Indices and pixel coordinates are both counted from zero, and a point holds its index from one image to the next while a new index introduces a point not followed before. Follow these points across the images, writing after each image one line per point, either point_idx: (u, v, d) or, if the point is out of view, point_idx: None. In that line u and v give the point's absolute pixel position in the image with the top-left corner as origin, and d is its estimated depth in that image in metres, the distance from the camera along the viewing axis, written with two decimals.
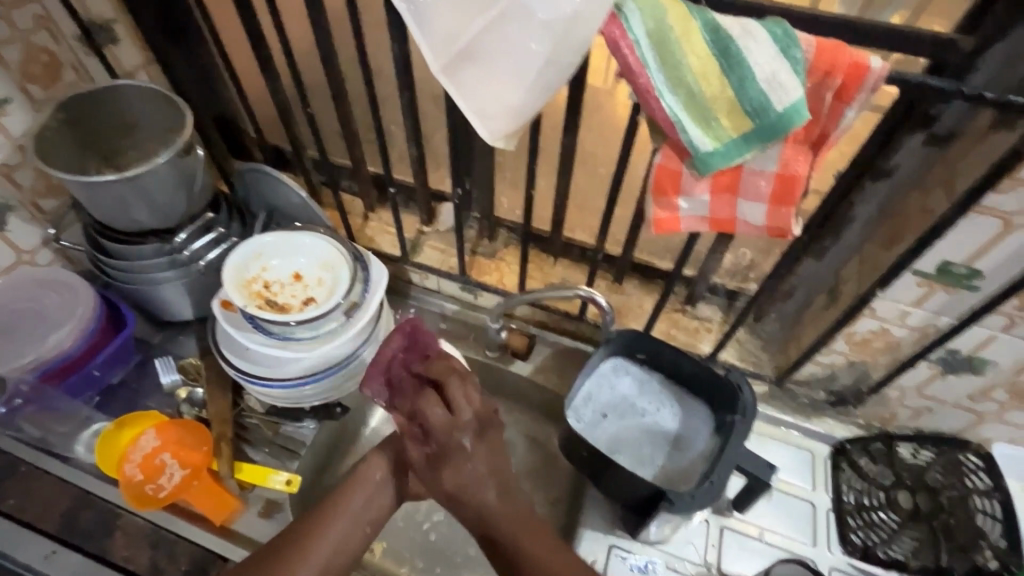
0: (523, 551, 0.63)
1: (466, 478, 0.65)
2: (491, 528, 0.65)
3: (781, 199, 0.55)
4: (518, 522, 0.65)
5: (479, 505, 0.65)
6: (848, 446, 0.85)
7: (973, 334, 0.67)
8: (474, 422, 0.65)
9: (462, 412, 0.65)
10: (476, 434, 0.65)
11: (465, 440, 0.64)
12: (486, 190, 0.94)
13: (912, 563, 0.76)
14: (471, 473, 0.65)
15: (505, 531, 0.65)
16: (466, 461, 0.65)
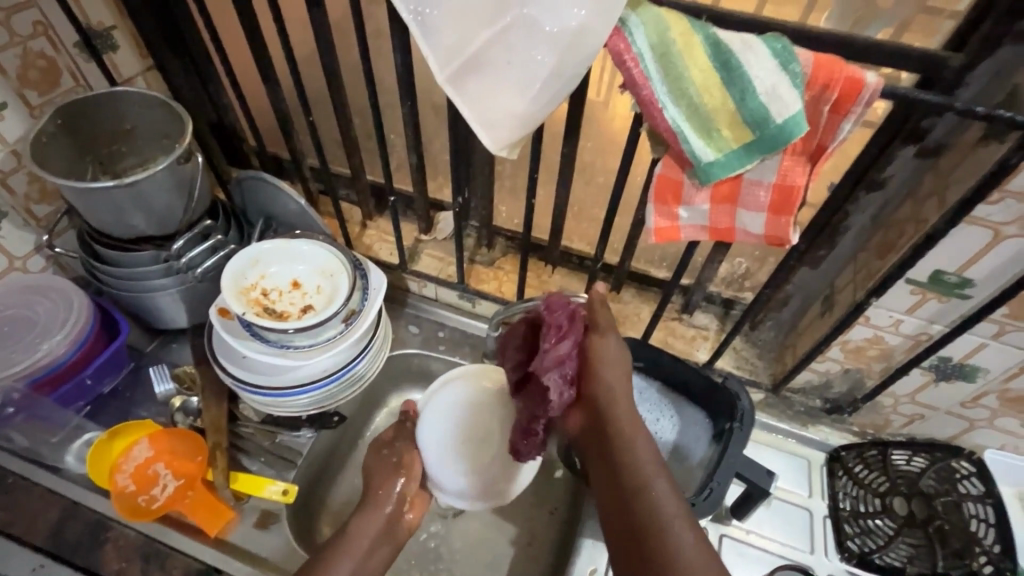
0: (642, 458, 0.61)
1: (625, 440, 0.63)
2: (625, 474, 0.61)
3: (779, 209, 0.56)
4: (644, 451, 0.62)
5: (618, 453, 0.63)
6: (842, 453, 0.86)
7: (965, 342, 0.68)
8: (621, 377, 0.68)
9: (606, 368, 0.68)
10: (618, 374, 0.68)
11: (619, 388, 0.67)
12: (486, 199, 0.95)
13: (909, 569, 0.76)
14: (609, 395, 0.67)
15: (640, 472, 0.60)
16: (613, 407, 0.66)
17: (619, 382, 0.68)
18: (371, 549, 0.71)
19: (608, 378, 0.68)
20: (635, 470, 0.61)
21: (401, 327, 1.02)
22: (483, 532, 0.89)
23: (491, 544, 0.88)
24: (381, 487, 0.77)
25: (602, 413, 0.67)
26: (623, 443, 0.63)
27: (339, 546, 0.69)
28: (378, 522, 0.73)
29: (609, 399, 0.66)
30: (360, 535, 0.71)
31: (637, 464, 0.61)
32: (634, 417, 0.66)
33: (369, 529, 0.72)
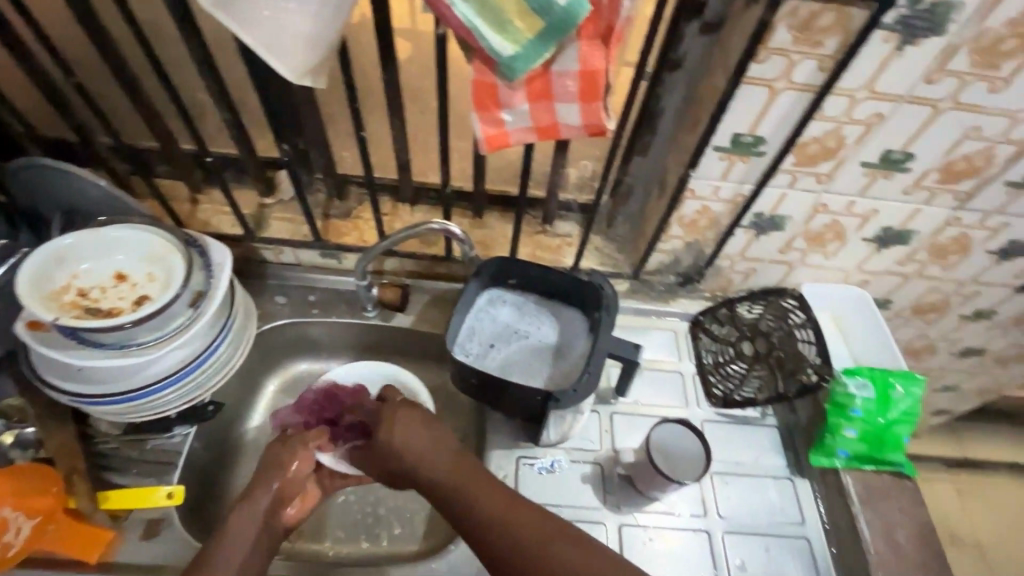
0: (457, 487, 0.66)
1: (469, 490, 0.65)
2: (456, 510, 0.64)
3: (588, 96, 0.59)
4: (473, 474, 0.67)
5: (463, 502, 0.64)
6: (701, 318, 0.98)
7: (770, 194, 0.78)
8: (416, 422, 0.72)
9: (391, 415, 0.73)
10: (408, 427, 0.72)
11: (401, 443, 0.71)
12: (323, 147, 0.90)
13: (760, 396, 0.88)
14: (410, 461, 0.69)
15: (483, 513, 0.63)
16: (408, 458, 0.70)
17: (413, 439, 0.70)
18: (255, 547, 0.67)
19: (397, 439, 0.71)
20: (466, 504, 0.64)
21: (267, 300, 0.96)
22: None
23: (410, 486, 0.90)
24: (265, 480, 0.73)
25: (438, 488, 0.67)
26: (454, 476, 0.67)
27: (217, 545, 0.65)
28: (261, 513, 0.70)
29: (406, 458, 0.69)
30: (237, 532, 0.67)
31: (469, 490, 0.65)
32: (446, 456, 0.68)
33: (250, 525, 0.68)
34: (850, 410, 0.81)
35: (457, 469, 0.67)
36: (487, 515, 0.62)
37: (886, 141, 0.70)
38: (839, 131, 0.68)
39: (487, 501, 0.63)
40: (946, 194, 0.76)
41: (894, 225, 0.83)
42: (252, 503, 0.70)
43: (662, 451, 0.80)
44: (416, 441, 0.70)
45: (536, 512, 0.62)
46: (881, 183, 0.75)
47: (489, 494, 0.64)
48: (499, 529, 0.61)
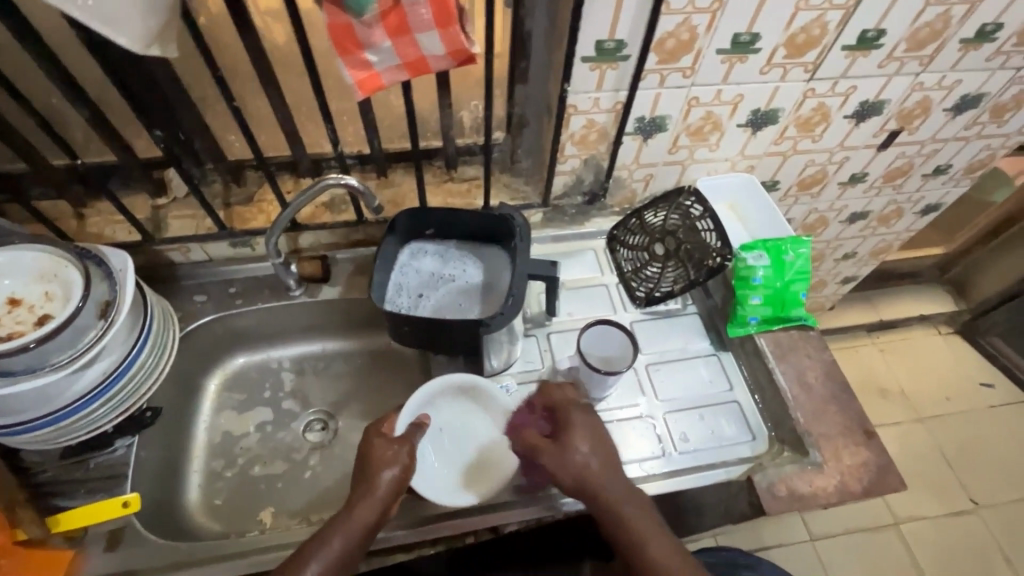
0: (624, 508, 0.71)
1: (630, 519, 0.71)
2: (620, 532, 0.71)
3: (443, 22, 0.61)
4: (640, 504, 0.72)
5: (624, 530, 0.70)
6: (615, 232, 1.04)
7: (645, 96, 0.83)
8: (597, 439, 0.75)
9: (575, 423, 0.75)
10: (602, 441, 0.75)
11: (590, 462, 0.72)
12: (206, 134, 0.87)
13: (676, 288, 0.96)
14: (601, 472, 0.72)
15: (637, 540, 0.70)
16: (605, 472, 0.72)
17: (603, 453, 0.74)
18: (359, 539, 0.69)
19: (593, 451, 0.73)
20: (625, 529, 0.70)
21: (186, 301, 0.93)
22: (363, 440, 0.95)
23: None
24: (380, 470, 0.72)
25: (598, 516, 0.72)
26: (616, 501, 0.71)
27: (326, 534, 0.69)
28: (377, 508, 0.70)
29: (591, 473, 0.71)
30: (353, 523, 0.69)
31: (642, 539, 0.70)
32: (620, 484, 0.72)
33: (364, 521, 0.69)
34: (752, 280, 0.89)
35: (622, 487, 0.72)
36: (646, 556, 0.69)
37: (733, 26, 0.75)
38: (689, 22, 0.74)
39: (663, 549, 0.70)
40: (797, 67, 0.84)
41: (760, 107, 0.90)
42: (368, 506, 0.70)
43: (604, 359, 0.86)
44: (593, 455, 0.73)
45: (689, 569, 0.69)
46: (739, 68, 0.82)
47: (648, 526, 0.71)
48: (648, 558, 0.69)
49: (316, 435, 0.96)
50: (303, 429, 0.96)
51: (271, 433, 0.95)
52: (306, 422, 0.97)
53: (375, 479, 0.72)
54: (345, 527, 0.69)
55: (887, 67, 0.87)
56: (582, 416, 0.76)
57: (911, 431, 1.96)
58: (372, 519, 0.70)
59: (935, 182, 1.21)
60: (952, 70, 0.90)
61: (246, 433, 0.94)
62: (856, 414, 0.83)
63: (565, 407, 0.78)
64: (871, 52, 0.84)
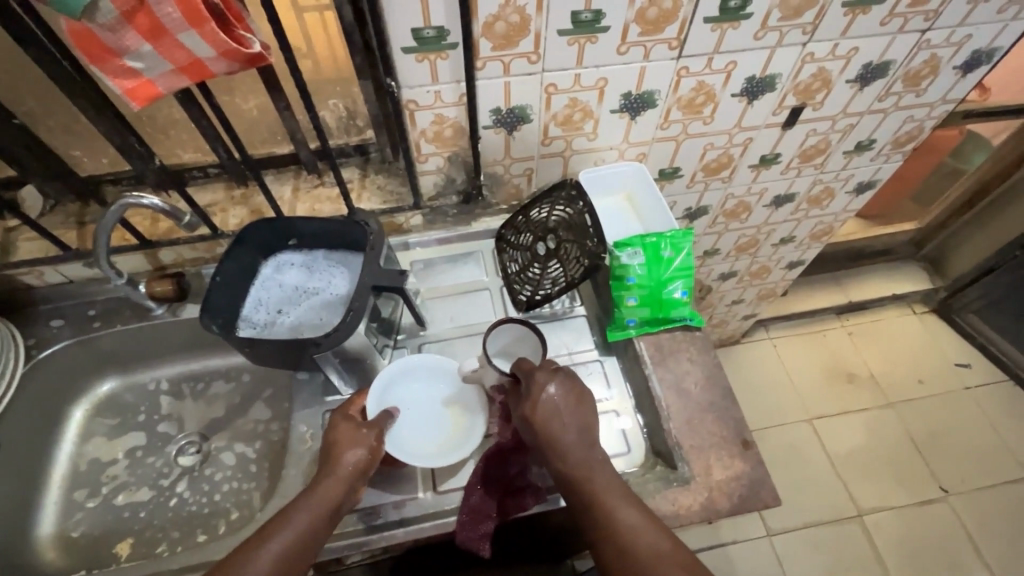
0: (592, 474, 0.67)
1: (600, 489, 0.66)
2: (586, 502, 0.66)
3: (198, 20, 0.55)
4: (604, 475, 0.67)
5: (592, 498, 0.66)
6: (501, 231, 0.98)
7: (493, 87, 0.76)
8: (566, 404, 0.70)
9: (547, 389, 0.70)
10: (564, 408, 0.70)
11: (558, 424, 0.69)
12: (38, 151, 0.83)
13: (554, 290, 0.89)
14: (558, 440, 0.68)
15: (604, 511, 0.65)
16: (564, 444, 0.68)
17: (565, 422, 0.69)
18: (324, 520, 0.66)
19: (556, 415, 0.69)
20: (593, 497, 0.65)
21: (42, 326, 0.90)
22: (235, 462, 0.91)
23: (246, 470, 0.91)
24: (347, 448, 0.71)
25: (568, 483, 0.67)
26: (584, 471, 0.67)
27: (288, 513, 0.66)
28: (341, 490, 0.68)
29: (553, 438, 0.68)
30: (318, 501, 0.67)
31: (612, 507, 0.65)
32: (588, 455, 0.68)
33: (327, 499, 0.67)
34: (627, 280, 0.82)
35: (591, 457, 0.68)
36: (615, 529, 0.63)
37: (568, 4, 0.68)
38: (513, 2, 0.66)
39: (632, 519, 0.64)
40: (659, 45, 0.76)
41: (632, 90, 0.82)
42: (331, 487, 0.68)
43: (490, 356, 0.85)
44: (566, 421, 0.69)
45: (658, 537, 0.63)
46: (592, 50, 0.75)
47: (615, 494, 0.66)
48: (616, 528, 0.63)
49: (189, 458, 0.92)
50: (177, 453, 0.93)
51: (141, 458, 0.91)
52: (179, 445, 0.93)
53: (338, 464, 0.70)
54: (307, 508, 0.66)
55: (765, 39, 0.79)
56: (550, 377, 0.71)
57: (882, 418, 1.88)
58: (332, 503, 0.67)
59: (862, 159, 1.12)
60: (844, 37, 0.82)
61: (114, 459, 0.91)
62: (734, 422, 0.77)
63: (527, 370, 0.72)
64: (741, 23, 0.76)
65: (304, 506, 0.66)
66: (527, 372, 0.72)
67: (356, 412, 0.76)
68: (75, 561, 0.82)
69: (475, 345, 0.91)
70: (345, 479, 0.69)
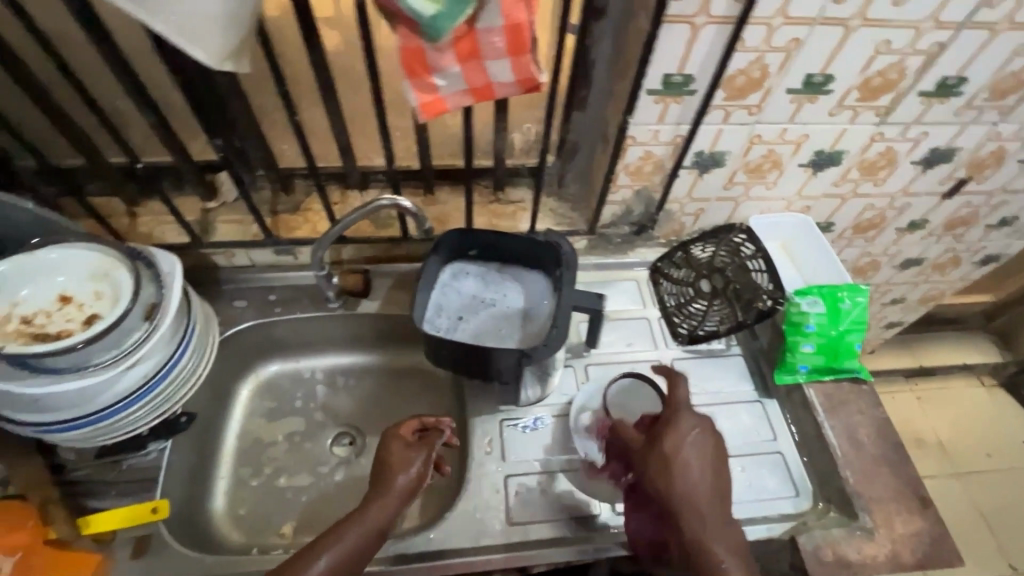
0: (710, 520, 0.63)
1: (717, 548, 0.62)
2: (699, 556, 0.62)
3: (516, 49, 0.59)
4: (727, 534, 0.63)
5: (705, 554, 0.62)
6: (660, 263, 1.00)
7: (707, 132, 0.81)
8: (706, 454, 0.66)
9: (691, 432, 0.67)
10: (702, 457, 0.66)
11: (690, 474, 0.65)
12: (260, 142, 0.87)
13: (722, 328, 0.92)
14: (685, 488, 0.64)
15: (720, 566, 0.61)
16: (696, 494, 0.64)
17: (696, 468, 0.65)
18: (370, 535, 0.65)
19: (692, 465, 0.65)
20: (710, 553, 0.61)
21: (226, 306, 0.93)
22: None
23: None
24: (399, 465, 0.71)
25: (680, 532, 0.64)
26: (708, 524, 0.63)
27: (339, 527, 0.65)
28: (389, 507, 0.68)
29: (685, 486, 0.64)
30: (368, 519, 0.66)
31: (724, 564, 0.61)
32: (717, 512, 0.64)
33: (375, 517, 0.66)
34: (804, 327, 0.86)
35: (717, 515, 0.64)
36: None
37: (806, 66, 0.73)
38: (762, 60, 0.71)
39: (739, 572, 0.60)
40: (867, 111, 0.81)
41: (825, 148, 0.87)
42: (381, 509, 0.67)
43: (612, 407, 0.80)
44: (700, 473, 0.65)
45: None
46: (808, 108, 0.79)
47: (729, 549, 0.62)
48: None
49: (343, 449, 0.94)
50: (331, 444, 0.94)
51: (299, 443, 0.93)
52: (333, 436, 0.94)
53: (390, 479, 0.70)
54: (360, 523, 0.65)
55: (963, 116, 0.83)
56: (697, 424, 0.68)
57: (946, 487, 1.88)
58: (380, 526, 0.66)
59: (997, 235, 1.15)
60: None
61: (274, 441, 0.93)
62: (909, 478, 0.79)
63: (671, 409, 0.70)
64: (949, 99, 0.80)
65: (356, 522, 0.65)
66: (670, 411, 0.69)
67: (407, 434, 0.74)
68: (243, 536, 0.84)
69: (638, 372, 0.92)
70: (400, 496, 0.68)
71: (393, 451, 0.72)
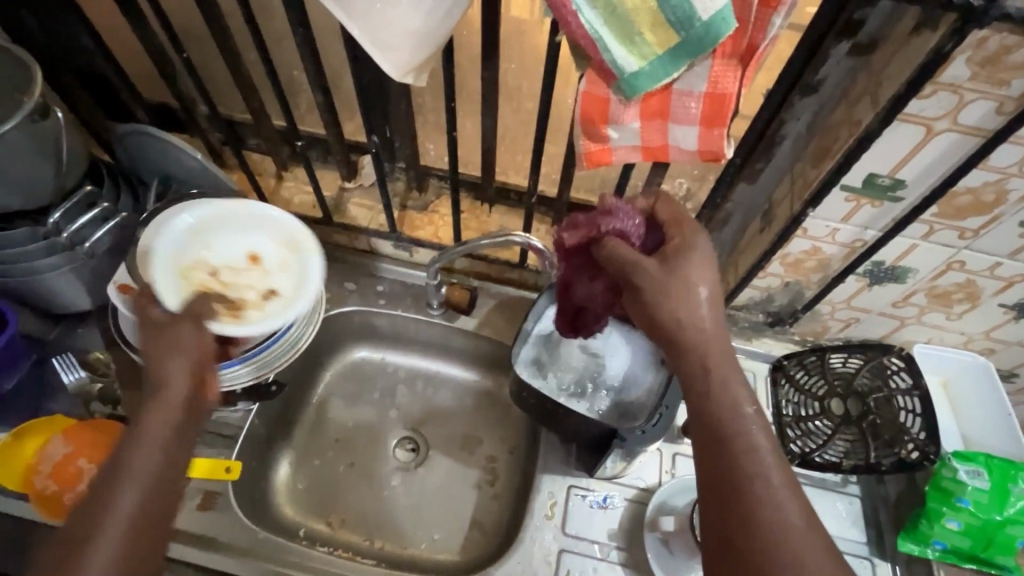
0: (756, 491, 0.50)
1: (741, 442, 0.52)
2: (727, 474, 0.52)
3: (712, 120, 0.52)
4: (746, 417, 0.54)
5: (707, 405, 0.55)
6: (785, 362, 0.87)
7: (896, 245, 0.69)
8: (710, 275, 0.58)
9: (696, 239, 0.59)
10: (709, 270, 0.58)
11: (704, 307, 0.57)
12: (409, 139, 0.87)
13: (845, 463, 0.80)
14: (696, 318, 0.57)
15: (748, 485, 0.51)
16: (701, 326, 0.57)
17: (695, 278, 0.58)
18: (155, 489, 0.55)
19: (695, 287, 0.57)
20: (734, 451, 0.52)
21: (336, 285, 0.95)
22: (447, 479, 0.90)
23: (452, 490, 0.89)
24: (163, 366, 0.59)
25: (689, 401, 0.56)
26: (727, 430, 0.53)
27: (110, 488, 0.54)
28: (161, 437, 0.57)
29: (687, 319, 0.56)
30: (141, 471, 0.55)
31: (760, 507, 0.50)
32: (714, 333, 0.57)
33: (149, 460, 0.56)
34: (957, 499, 0.71)
35: (719, 389, 0.55)
36: (758, 519, 0.49)
37: None
38: (1003, 185, 0.58)
39: (800, 526, 0.49)
40: None
41: None
42: (154, 434, 0.57)
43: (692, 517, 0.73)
44: (693, 286, 0.57)
45: (816, 537, 0.49)
46: None
47: (798, 526, 0.49)
48: (764, 526, 0.49)
49: (405, 455, 0.92)
50: (395, 446, 0.93)
51: (367, 436, 0.93)
52: (399, 439, 0.93)
53: (136, 461, 0.55)
54: (132, 479, 0.55)
55: None
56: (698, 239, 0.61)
57: None
58: (156, 472, 0.56)
59: None
60: None
61: (346, 426, 0.94)
62: None
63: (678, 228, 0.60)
64: None
65: (128, 498, 0.54)
66: (687, 238, 0.59)
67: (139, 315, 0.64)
68: (297, 512, 0.87)
69: None
70: (161, 461, 0.56)
71: (149, 353, 0.60)
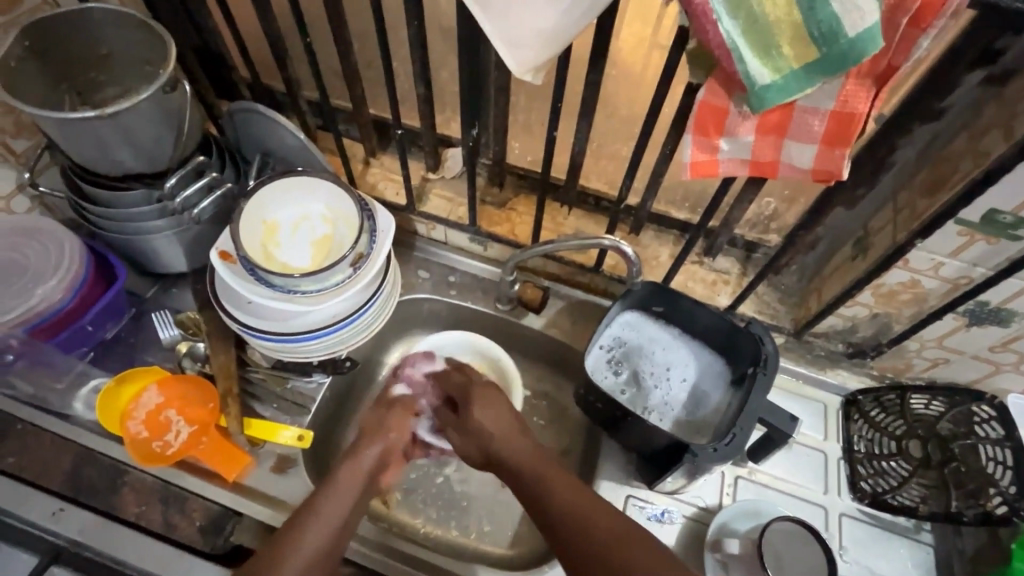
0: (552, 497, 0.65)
1: (512, 451, 0.71)
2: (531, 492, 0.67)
3: (833, 139, 0.51)
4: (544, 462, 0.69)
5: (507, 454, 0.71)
6: (859, 398, 0.85)
7: (1007, 286, 0.65)
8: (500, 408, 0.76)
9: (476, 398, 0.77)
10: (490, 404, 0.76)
11: (509, 428, 0.73)
12: (498, 136, 0.89)
13: (921, 508, 0.76)
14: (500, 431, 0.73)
15: (541, 485, 0.66)
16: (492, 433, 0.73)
17: (503, 409, 0.75)
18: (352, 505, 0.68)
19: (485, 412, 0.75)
20: (526, 476, 0.68)
21: (410, 271, 0.98)
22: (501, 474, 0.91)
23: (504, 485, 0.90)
24: (368, 441, 0.75)
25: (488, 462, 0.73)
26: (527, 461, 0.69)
27: (309, 504, 0.66)
28: (362, 473, 0.71)
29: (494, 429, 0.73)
30: (342, 490, 0.68)
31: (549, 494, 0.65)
32: (512, 438, 0.72)
33: (354, 483, 0.69)
34: None
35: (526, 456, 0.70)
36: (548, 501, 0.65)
37: None
38: None
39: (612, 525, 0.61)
40: None
41: None
42: (353, 475, 0.70)
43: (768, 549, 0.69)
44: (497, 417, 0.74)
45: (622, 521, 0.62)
46: None
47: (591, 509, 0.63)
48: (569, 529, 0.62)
49: None
50: None
51: None
52: None
53: (336, 482, 0.69)
54: (337, 500, 0.67)
55: None
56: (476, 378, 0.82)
57: None
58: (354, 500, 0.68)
59: None
60: None
61: None
62: None
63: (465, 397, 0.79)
64: None
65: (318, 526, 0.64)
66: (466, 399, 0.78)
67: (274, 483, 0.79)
68: None
69: (795, 509, 0.81)
70: (355, 499, 0.68)
71: (367, 422, 0.78)
